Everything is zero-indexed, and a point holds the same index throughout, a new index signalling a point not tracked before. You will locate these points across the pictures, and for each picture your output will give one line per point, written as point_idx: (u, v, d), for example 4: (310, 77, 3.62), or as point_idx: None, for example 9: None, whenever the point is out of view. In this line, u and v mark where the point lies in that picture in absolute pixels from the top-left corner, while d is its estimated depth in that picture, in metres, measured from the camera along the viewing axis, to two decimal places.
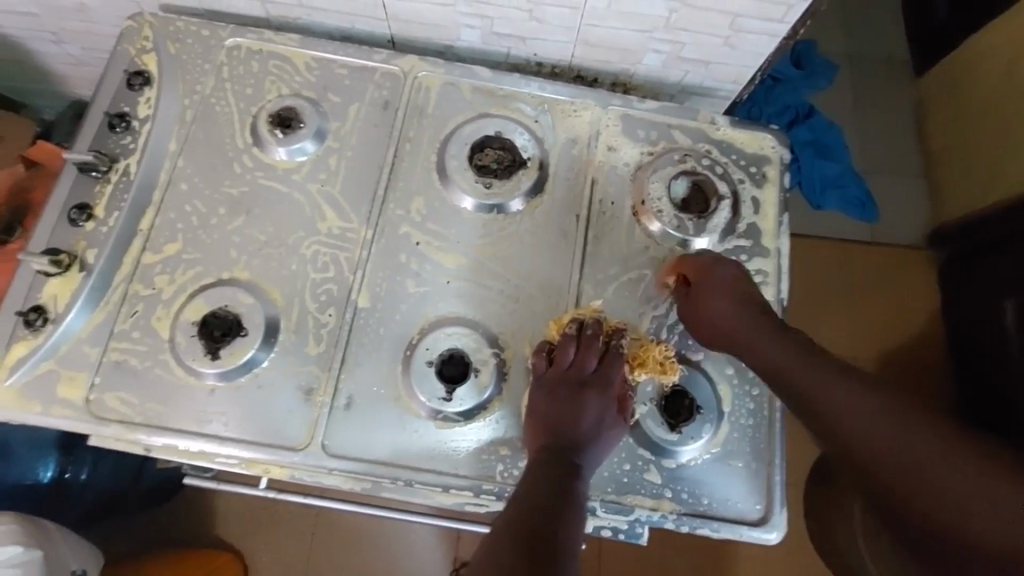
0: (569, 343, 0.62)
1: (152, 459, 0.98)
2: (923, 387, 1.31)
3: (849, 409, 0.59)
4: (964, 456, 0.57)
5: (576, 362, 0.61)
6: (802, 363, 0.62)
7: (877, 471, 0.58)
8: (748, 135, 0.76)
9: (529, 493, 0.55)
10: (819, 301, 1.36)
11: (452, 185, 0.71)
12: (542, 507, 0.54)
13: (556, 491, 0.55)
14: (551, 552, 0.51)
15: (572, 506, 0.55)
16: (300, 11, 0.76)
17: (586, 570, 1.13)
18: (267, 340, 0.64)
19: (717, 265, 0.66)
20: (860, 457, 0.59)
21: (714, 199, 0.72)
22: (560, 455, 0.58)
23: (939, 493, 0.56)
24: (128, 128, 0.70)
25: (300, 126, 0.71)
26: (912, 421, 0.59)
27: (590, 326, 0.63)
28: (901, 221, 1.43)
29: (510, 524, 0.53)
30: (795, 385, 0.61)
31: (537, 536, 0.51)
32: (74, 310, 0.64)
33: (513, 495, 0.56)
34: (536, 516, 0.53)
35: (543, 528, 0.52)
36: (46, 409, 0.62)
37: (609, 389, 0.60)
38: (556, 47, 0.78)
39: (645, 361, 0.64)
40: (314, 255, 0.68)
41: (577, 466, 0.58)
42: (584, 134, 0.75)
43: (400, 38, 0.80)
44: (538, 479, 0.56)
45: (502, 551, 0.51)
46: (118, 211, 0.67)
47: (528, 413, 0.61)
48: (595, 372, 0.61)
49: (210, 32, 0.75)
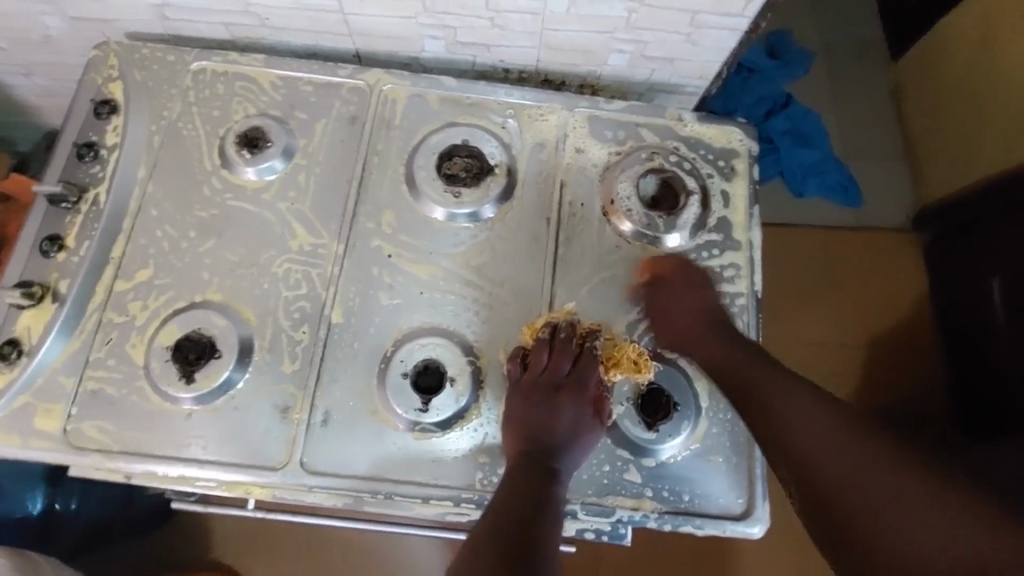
0: (543, 348, 0.63)
1: (139, 488, 0.95)
2: (911, 371, 1.30)
3: (783, 404, 0.62)
4: (952, 491, 0.54)
5: (556, 365, 0.63)
6: (740, 365, 0.64)
7: (849, 511, 0.56)
8: (715, 130, 0.76)
9: (507, 499, 0.55)
10: (807, 290, 1.36)
11: (422, 196, 0.71)
12: (521, 511, 0.54)
13: (535, 495, 0.55)
14: (532, 555, 0.51)
15: (552, 508, 0.55)
16: (264, 31, 0.78)
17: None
18: (242, 360, 0.64)
19: (688, 269, 0.69)
20: (830, 493, 0.57)
21: (683, 196, 0.72)
22: (539, 459, 0.58)
23: (903, 518, 0.54)
24: (96, 157, 0.70)
25: (267, 146, 0.72)
26: (886, 451, 0.57)
27: (563, 329, 0.64)
28: (886, 204, 1.42)
29: (490, 533, 0.52)
30: (739, 388, 0.64)
31: (515, 542, 0.52)
32: (48, 341, 0.64)
33: (491, 503, 0.56)
34: (515, 521, 0.53)
35: (522, 533, 0.52)
36: (25, 442, 0.62)
37: (583, 392, 0.62)
38: (520, 53, 0.79)
39: (619, 361, 0.64)
40: (286, 274, 0.68)
41: (556, 469, 0.58)
42: (551, 138, 0.75)
43: (365, 52, 0.81)
44: (515, 486, 0.56)
45: (481, 556, 0.51)
46: (89, 240, 0.67)
47: (505, 420, 0.62)
48: (571, 374, 0.63)
49: (175, 58, 0.76)
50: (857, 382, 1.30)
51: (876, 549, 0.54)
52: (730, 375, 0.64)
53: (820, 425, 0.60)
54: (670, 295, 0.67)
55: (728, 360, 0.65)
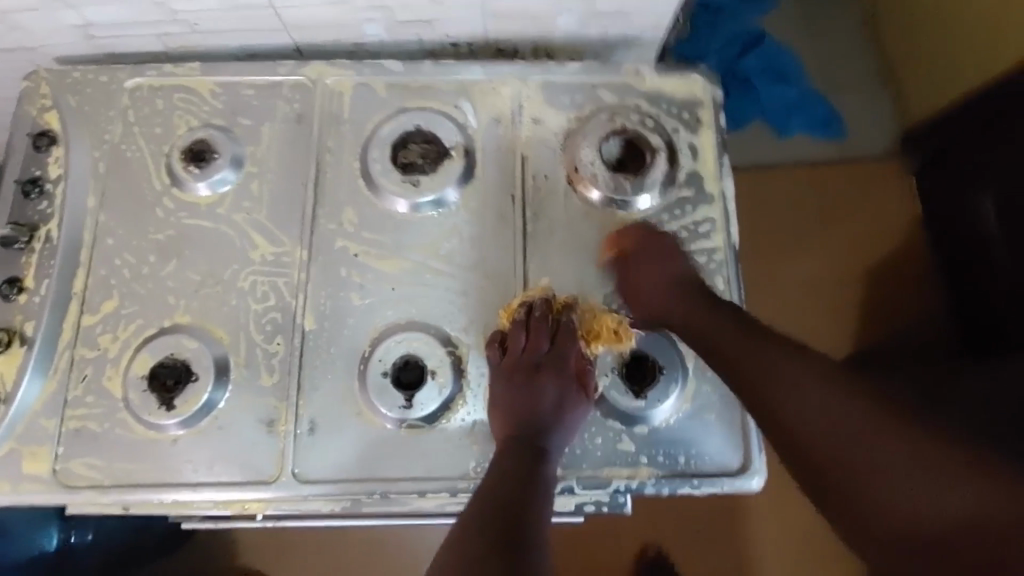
0: (519, 329, 0.63)
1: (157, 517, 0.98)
2: (908, 300, 1.29)
3: (776, 373, 0.61)
4: (952, 457, 0.55)
5: (534, 347, 0.62)
6: (727, 336, 0.62)
7: (855, 491, 0.57)
8: (676, 80, 0.73)
9: (496, 484, 0.55)
10: (797, 231, 1.33)
11: (381, 190, 0.69)
12: (509, 495, 0.54)
13: (523, 479, 0.55)
14: (521, 540, 0.51)
15: (540, 490, 0.55)
16: (195, 38, 0.74)
17: (608, 542, 1.14)
18: (220, 379, 0.64)
19: (654, 240, 0.67)
20: (837, 477, 0.58)
21: (649, 154, 0.70)
22: (524, 442, 0.58)
23: (895, 477, 0.56)
24: (42, 193, 0.68)
25: (214, 158, 0.69)
26: (890, 424, 0.57)
27: (537, 308, 0.64)
28: (872, 132, 1.37)
29: (478, 521, 0.52)
30: (726, 359, 0.62)
31: (504, 528, 0.51)
32: (23, 385, 0.63)
33: (478, 488, 0.56)
34: (503, 506, 0.53)
35: (510, 517, 0.52)
36: (16, 487, 0.62)
37: (564, 368, 0.62)
38: (465, 25, 0.75)
39: (600, 333, 0.64)
40: (252, 286, 0.67)
41: (543, 450, 0.58)
42: (507, 111, 0.72)
43: (304, 45, 0.77)
44: (503, 470, 0.56)
45: (469, 542, 0.51)
46: (48, 278, 0.66)
47: (489, 405, 0.62)
48: (550, 352, 0.62)
49: (108, 77, 0.73)
50: (855, 318, 1.28)
51: (886, 524, 0.56)
52: (716, 346, 0.62)
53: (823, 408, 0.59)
54: (640, 270, 0.65)
55: (711, 330, 0.63)
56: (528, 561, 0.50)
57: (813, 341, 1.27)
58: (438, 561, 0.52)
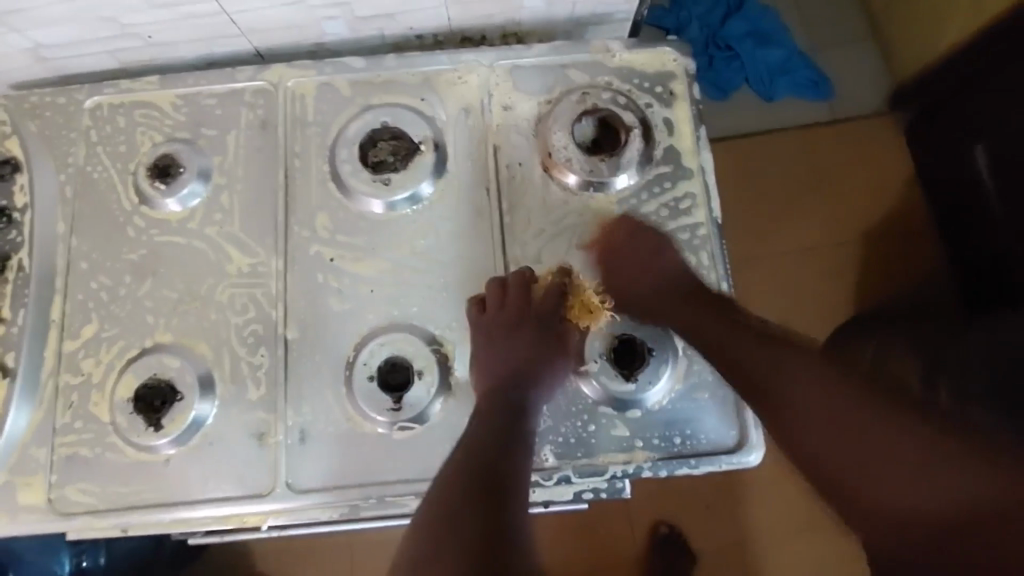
0: (497, 292, 0.64)
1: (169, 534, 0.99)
2: (906, 260, 1.27)
3: (772, 369, 0.61)
4: (950, 446, 0.56)
5: (529, 307, 0.64)
6: (720, 332, 0.62)
7: (857, 490, 0.58)
8: (647, 54, 0.71)
9: (480, 447, 0.57)
10: (788, 196, 1.31)
11: (352, 192, 0.68)
12: (490, 460, 0.56)
13: (504, 443, 0.58)
14: (503, 501, 0.55)
15: (521, 452, 0.58)
16: (152, 51, 0.73)
17: (622, 529, 1.14)
18: (206, 395, 0.63)
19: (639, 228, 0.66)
20: (837, 476, 0.58)
21: (623, 133, 0.68)
22: (505, 405, 0.60)
23: (900, 471, 0.56)
24: (10, 222, 0.67)
25: (181, 172, 0.68)
26: (896, 421, 0.57)
27: (515, 275, 0.64)
28: (860, 91, 1.34)
29: (460, 485, 0.55)
30: (722, 357, 0.62)
31: (485, 489, 0.55)
32: (9, 416, 0.63)
33: (461, 450, 0.58)
34: (484, 472, 0.56)
35: (490, 480, 0.55)
36: (14, 518, 0.63)
37: (543, 329, 0.64)
38: (428, 15, 0.73)
39: (574, 306, 0.65)
40: (231, 300, 0.66)
41: (524, 411, 0.61)
42: (475, 101, 0.70)
43: (265, 49, 0.75)
44: (486, 433, 0.58)
45: (454, 500, 0.55)
46: (24, 307, 0.65)
47: (472, 363, 0.63)
48: (528, 314, 0.64)
49: (67, 99, 0.71)
50: (852, 282, 1.27)
51: (895, 518, 0.56)
52: (710, 343, 0.62)
53: (824, 407, 0.59)
54: (626, 255, 0.65)
55: (701, 320, 0.63)
56: (512, 519, 0.54)
57: (812, 310, 1.26)
58: (424, 510, 0.55)
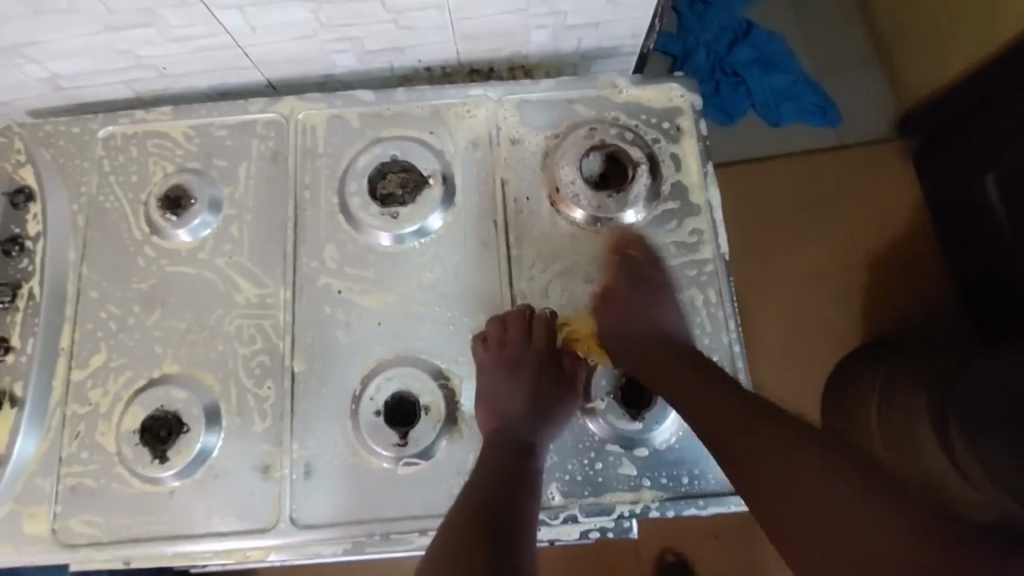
0: (499, 328, 0.64)
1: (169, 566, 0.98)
2: (914, 286, 1.27)
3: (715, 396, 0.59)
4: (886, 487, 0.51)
5: (531, 344, 0.64)
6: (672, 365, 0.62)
7: (834, 507, 0.50)
8: (653, 90, 0.72)
9: (486, 484, 0.58)
10: (795, 221, 1.31)
11: (361, 225, 0.68)
12: (494, 498, 0.57)
13: (510, 479, 0.58)
14: (505, 538, 0.55)
15: (526, 489, 0.59)
16: (166, 81, 0.74)
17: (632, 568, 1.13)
18: (212, 427, 0.63)
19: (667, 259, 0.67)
20: (826, 487, 0.51)
21: (631, 169, 0.68)
22: (510, 442, 0.60)
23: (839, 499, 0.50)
24: (23, 250, 0.67)
25: (191, 204, 0.69)
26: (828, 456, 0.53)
27: (515, 311, 0.65)
28: (865, 118, 1.35)
29: (465, 519, 0.56)
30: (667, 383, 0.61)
31: (487, 526, 0.55)
32: (15, 445, 0.63)
33: (468, 487, 0.59)
34: (489, 510, 0.56)
35: (494, 519, 0.56)
36: (17, 549, 0.62)
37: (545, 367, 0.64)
38: (437, 48, 0.73)
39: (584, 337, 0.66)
40: (239, 330, 0.66)
41: (528, 448, 0.61)
42: (483, 134, 0.71)
43: (277, 80, 0.77)
44: (490, 472, 0.59)
45: (458, 538, 0.55)
46: (33, 336, 0.66)
47: (476, 402, 0.63)
48: (531, 352, 0.64)
49: (81, 128, 0.72)
50: (860, 309, 1.26)
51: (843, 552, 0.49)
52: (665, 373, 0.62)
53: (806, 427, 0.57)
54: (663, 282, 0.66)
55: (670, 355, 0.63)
56: (514, 557, 0.55)
57: (818, 338, 1.25)
58: (432, 546, 0.56)
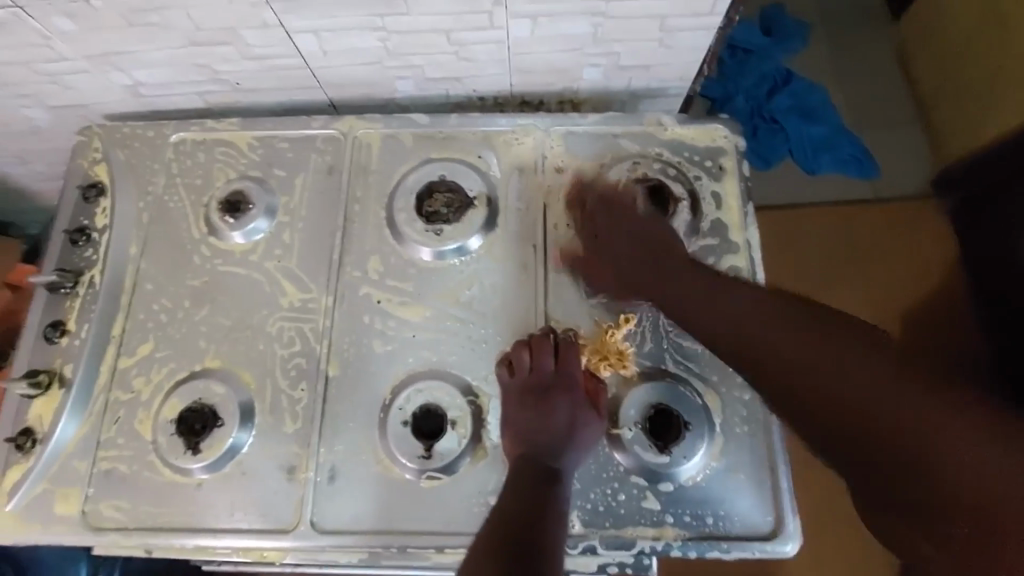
0: (523, 350, 0.64)
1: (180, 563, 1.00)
2: None
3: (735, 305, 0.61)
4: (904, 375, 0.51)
5: (555, 365, 0.63)
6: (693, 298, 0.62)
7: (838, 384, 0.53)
8: (697, 129, 0.73)
9: (513, 509, 0.57)
10: (830, 270, 1.29)
11: (406, 239, 0.71)
12: (521, 523, 0.55)
13: (537, 504, 0.57)
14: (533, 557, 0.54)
15: (554, 513, 0.57)
16: (237, 95, 0.79)
17: None
18: (245, 424, 0.65)
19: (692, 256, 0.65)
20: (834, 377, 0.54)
21: (672, 203, 0.70)
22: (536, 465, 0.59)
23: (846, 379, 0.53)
24: (89, 241, 0.72)
25: (249, 208, 0.72)
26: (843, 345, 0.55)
27: (538, 332, 0.65)
28: (904, 173, 1.34)
29: (490, 540, 0.55)
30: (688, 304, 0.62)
31: (515, 547, 0.54)
32: (59, 426, 0.66)
33: (493, 511, 0.58)
34: (515, 534, 0.55)
35: (522, 542, 0.54)
36: (46, 527, 0.64)
37: (573, 387, 0.62)
38: (492, 79, 0.77)
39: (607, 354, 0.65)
40: (279, 331, 0.69)
41: (555, 472, 0.59)
42: (529, 160, 0.73)
43: (339, 100, 0.81)
44: (517, 496, 0.57)
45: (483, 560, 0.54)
46: (88, 321, 0.69)
47: (502, 426, 0.62)
48: (555, 373, 0.62)
49: (155, 133, 0.78)
50: None
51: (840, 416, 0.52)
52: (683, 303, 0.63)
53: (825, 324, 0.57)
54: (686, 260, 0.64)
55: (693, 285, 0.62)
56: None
57: None
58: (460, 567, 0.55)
